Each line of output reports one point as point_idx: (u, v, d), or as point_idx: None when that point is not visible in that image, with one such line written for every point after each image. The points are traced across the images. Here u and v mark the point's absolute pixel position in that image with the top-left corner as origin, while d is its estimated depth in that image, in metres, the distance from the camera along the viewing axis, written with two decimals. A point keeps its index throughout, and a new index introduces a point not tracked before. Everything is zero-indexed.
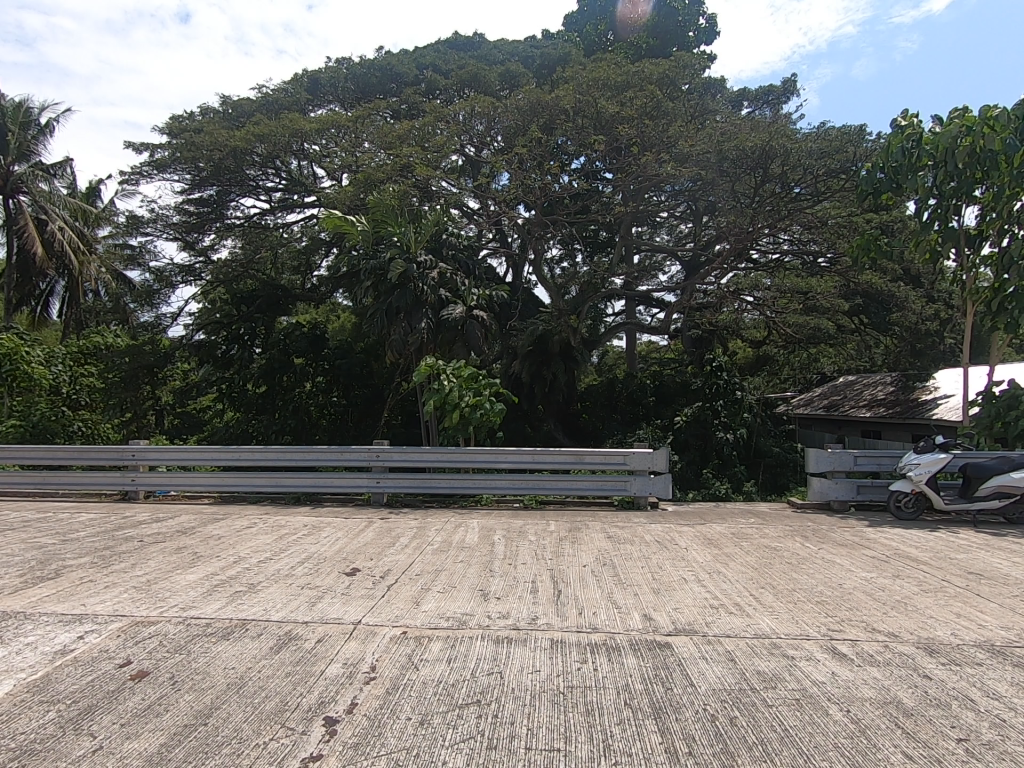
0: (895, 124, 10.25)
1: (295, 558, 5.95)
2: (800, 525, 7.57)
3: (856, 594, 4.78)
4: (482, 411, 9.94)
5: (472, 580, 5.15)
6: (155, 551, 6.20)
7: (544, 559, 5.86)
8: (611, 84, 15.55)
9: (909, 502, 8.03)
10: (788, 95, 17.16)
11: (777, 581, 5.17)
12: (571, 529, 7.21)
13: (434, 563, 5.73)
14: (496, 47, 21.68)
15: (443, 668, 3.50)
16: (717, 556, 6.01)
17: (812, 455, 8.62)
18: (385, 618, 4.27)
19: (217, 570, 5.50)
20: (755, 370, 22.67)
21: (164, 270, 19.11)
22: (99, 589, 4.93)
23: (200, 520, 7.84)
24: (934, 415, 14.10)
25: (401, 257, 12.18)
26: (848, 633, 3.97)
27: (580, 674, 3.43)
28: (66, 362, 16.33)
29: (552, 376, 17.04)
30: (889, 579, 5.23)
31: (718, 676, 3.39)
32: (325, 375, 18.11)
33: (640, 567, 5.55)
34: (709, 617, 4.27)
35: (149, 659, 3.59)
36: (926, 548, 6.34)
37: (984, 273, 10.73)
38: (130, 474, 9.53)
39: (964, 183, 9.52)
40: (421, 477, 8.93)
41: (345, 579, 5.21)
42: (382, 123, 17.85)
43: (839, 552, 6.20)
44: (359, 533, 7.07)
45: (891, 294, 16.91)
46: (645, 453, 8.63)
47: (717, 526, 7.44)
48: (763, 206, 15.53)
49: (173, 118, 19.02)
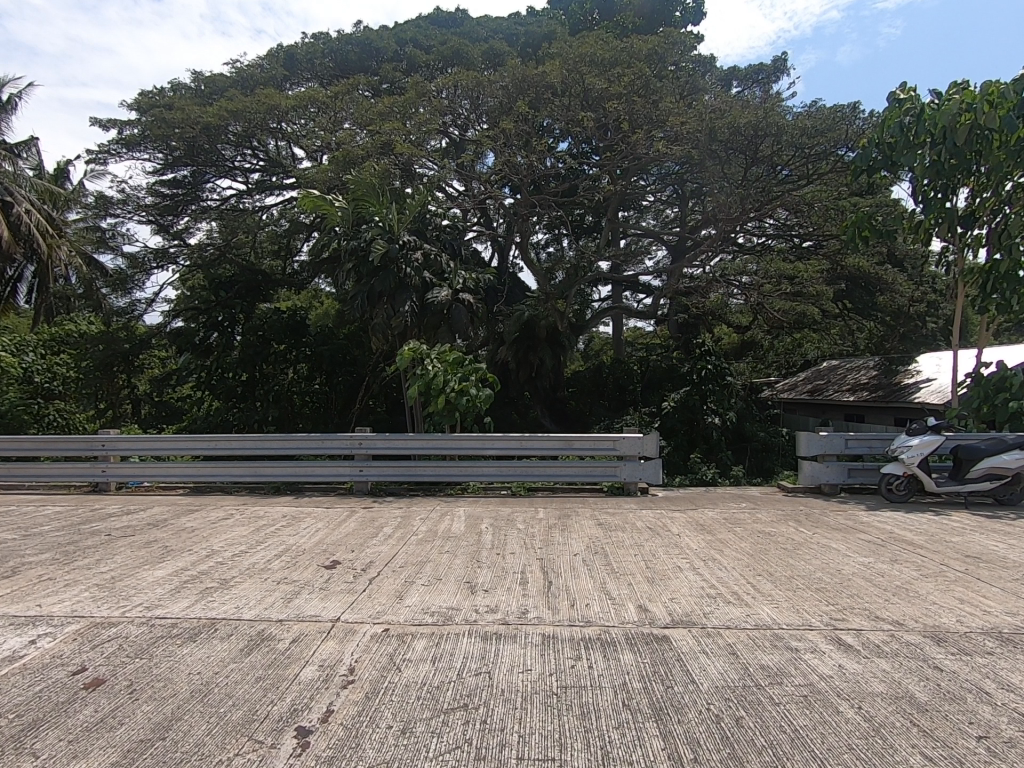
0: (894, 98, 10.01)
1: (272, 551, 5.65)
2: (793, 509, 7.45)
3: (856, 581, 4.63)
4: (468, 397, 9.65)
5: (458, 572, 4.91)
6: (122, 546, 5.86)
7: (533, 548, 5.64)
8: (599, 61, 15.12)
9: (901, 485, 7.95)
10: (779, 74, 16.74)
11: (774, 568, 5.00)
12: (561, 516, 7.00)
13: (418, 555, 5.47)
14: (479, 23, 21.06)
15: (427, 669, 3.26)
16: (711, 542, 5.85)
17: (804, 439, 8.50)
18: (367, 614, 4.02)
19: (188, 566, 5.18)
20: (740, 355, 22.34)
21: (138, 256, 18.24)
22: (58, 588, 4.59)
23: (174, 511, 7.50)
24: (917, 398, 14.22)
25: (383, 237, 11.80)
26: (852, 622, 3.80)
27: (573, 671, 3.23)
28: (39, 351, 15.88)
29: (539, 362, 16.74)
30: (887, 564, 5.10)
31: (720, 671, 3.19)
32: (306, 363, 17.59)
33: (632, 556, 5.35)
34: (706, 607, 4.08)
35: (106, 665, 3.29)
36: (922, 532, 6.24)
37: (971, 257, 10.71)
38: (100, 465, 9.10)
39: (960, 162, 9.36)
40: (405, 464, 8.66)
41: (325, 573, 4.94)
42: (362, 100, 17.21)
43: (835, 537, 6.08)
44: (340, 524, 6.79)
45: (878, 278, 16.86)
46: (635, 438, 8.43)
47: (709, 512, 7.27)
48: (752, 189, 15.39)
49: (142, 93, 18.13)
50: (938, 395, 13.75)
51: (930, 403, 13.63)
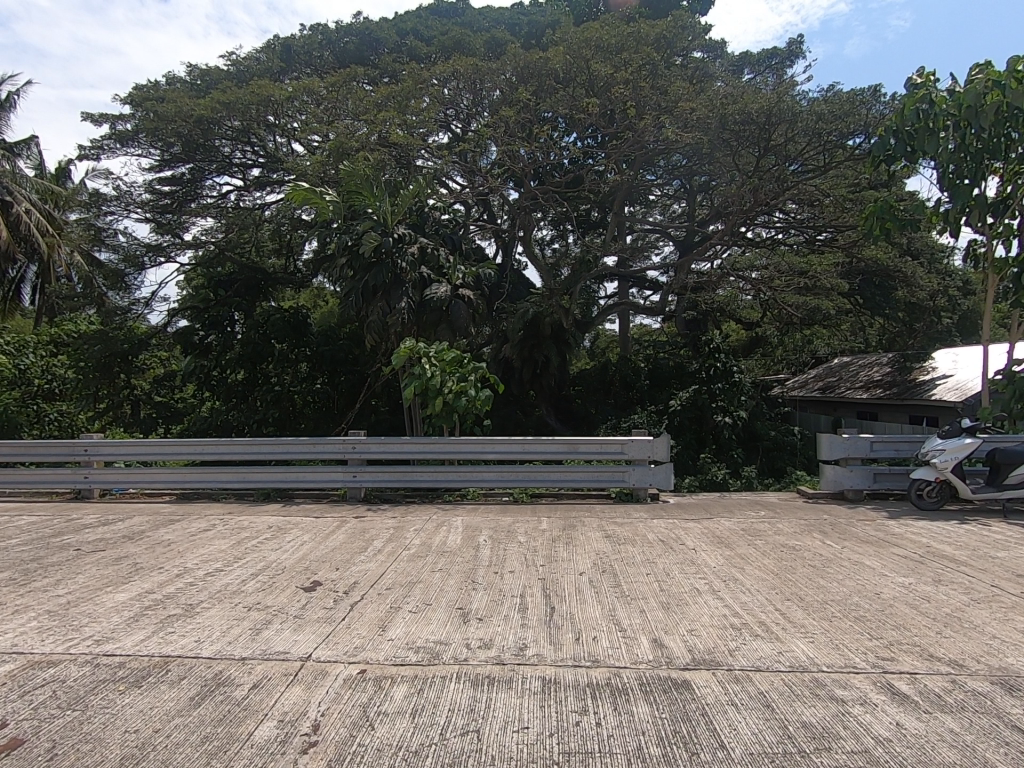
0: (911, 83, 9.10)
1: (250, 569, 5.18)
2: (816, 519, 6.90)
3: (898, 607, 4.11)
4: (467, 399, 9.14)
5: (450, 596, 4.41)
6: (89, 563, 5.41)
7: (534, 566, 5.13)
8: (604, 45, 14.51)
9: (933, 491, 7.35)
10: (792, 58, 16.03)
11: (804, 591, 4.47)
12: (565, 528, 6.48)
13: (407, 574, 4.97)
14: (481, 13, 20.47)
15: (404, 727, 2.76)
16: (731, 559, 5.31)
17: (824, 441, 7.92)
18: (343, 650, 3.52)
19: (154, 588, 4.71)
20: (748, 352, 21.60)
21: (131, 249, 17.55)
22: (5, 616, 4.14)
23: (153, 522, 7.06)
24: (932, 396, 13.69)
25: (377, 230, 11.31)
26: (903, 664, 3.27)
27: (578, 729, 2.72)
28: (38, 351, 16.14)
29: (544, 359, 16.23)
30: (931, 586, 4.56)
31: (754, 731, 2.67)
32: (309, 362, 17.14)
33: (644, 575, 4.84)
34: (732, 642, 3.56)
35: (30, 721, 2.82)
36: (962, 546, 5.68)
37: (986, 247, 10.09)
38: (83, 471, 8.68)
39: (986, 147, 8.63)
40: (401, 470, 8.17)
41: (302, 597, 4.45)
42: (359, 90, 16.66)
43: (865, 551, 5.55)
44: (327, 536, 6.31)
45: (898, 271, 16.18)
46: (644, 441, 7.89)
47: (726, 522, 6.73)
48: (765, 180, 14.80)
49: (135, 86, 17.67)
50: (956, 392, 13.27)
51: (948, 401, 13.10)
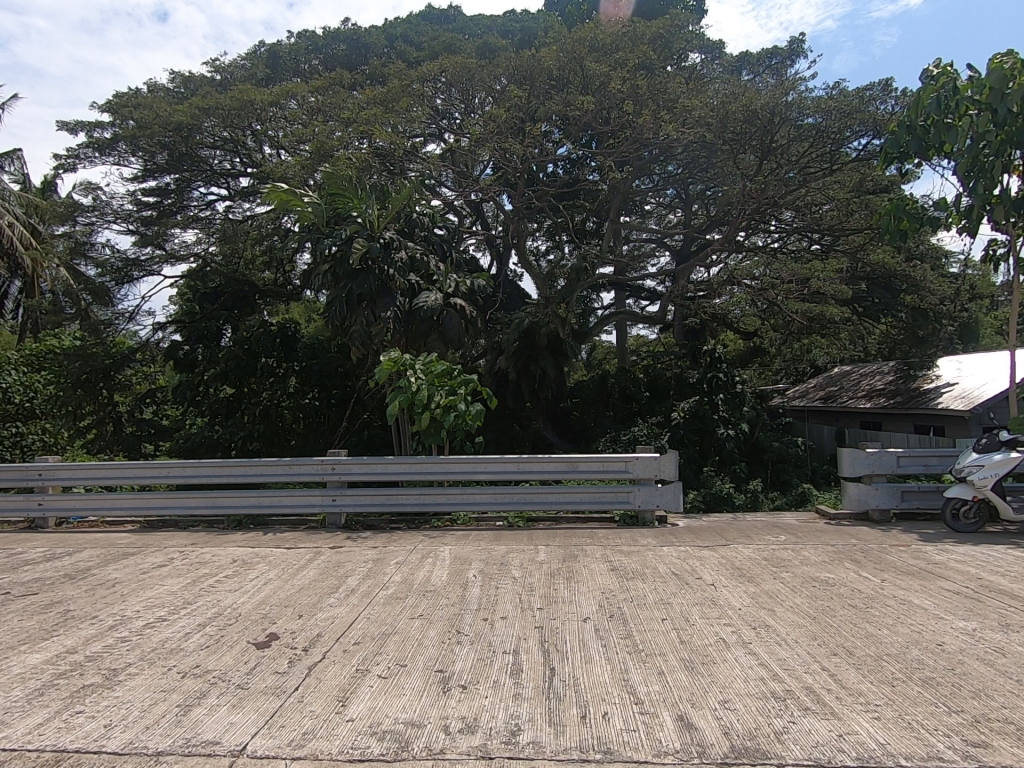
0: (927, 74, 8.38)
1: (199, 618, 4.43)
2: (844, 544, 6.19)
3: (971, 664, 3.40)
4: (457, 414, 8.41)
5: (428, 654, 3.66)
6: (13, 612, 4.66)
7: (530, 610, 4.40)
8: (599, 45, 14.00)
9: (970, 512, 6.65)
10: (793, 58, 15.53)
11: (852, 641, 3.75)
12: (566, 558, 5.75)
13: (382, 623, 4.23)
14: (472, 20, 20.06)
15: None
16: (759, 598, 4.59)
17: (846, 456, 7.23)
18: (287, 739, 2.80)
19: (76, 645, 3.95)
20: (746, 362, 20.66)
21: (113, 261, 16.90)
22: None
23: (104, 556, 6.29)
24: (937, 406, 13.01)
25: (362, 235, 10.70)
26: (1001, 753, 2.57)
27: None
28: (19, 368, 15.41)
29: (541, 371, 15.53)
30: (1001, 633, 3.84)
31: None
32: (297, 376, 16.35)
33: (660, 622, 4.11)
34: (777, 722, 2.83)
35: None
36: (1019, 579, 4.97)
37: (1001, 249, 9.40)
38: (37, 497, 7.92)
39: (1009, 134, 7.83)
40: (385, 493, 7.43)
41: (251, 657, 3.70)
42: (345, 94, 16.12)
43: (908, 585, 4.85)
44: (297, 572, 5.56)
45: (904, 275, 15.67)
46: (650, 458, 7.18)
47: (745, 549, 6.01)
48: (771, 181, 14.16)
49: (115, 93, 17.11)
50: (962, 400, 12.62)
51: (955, 411, 12.45)
